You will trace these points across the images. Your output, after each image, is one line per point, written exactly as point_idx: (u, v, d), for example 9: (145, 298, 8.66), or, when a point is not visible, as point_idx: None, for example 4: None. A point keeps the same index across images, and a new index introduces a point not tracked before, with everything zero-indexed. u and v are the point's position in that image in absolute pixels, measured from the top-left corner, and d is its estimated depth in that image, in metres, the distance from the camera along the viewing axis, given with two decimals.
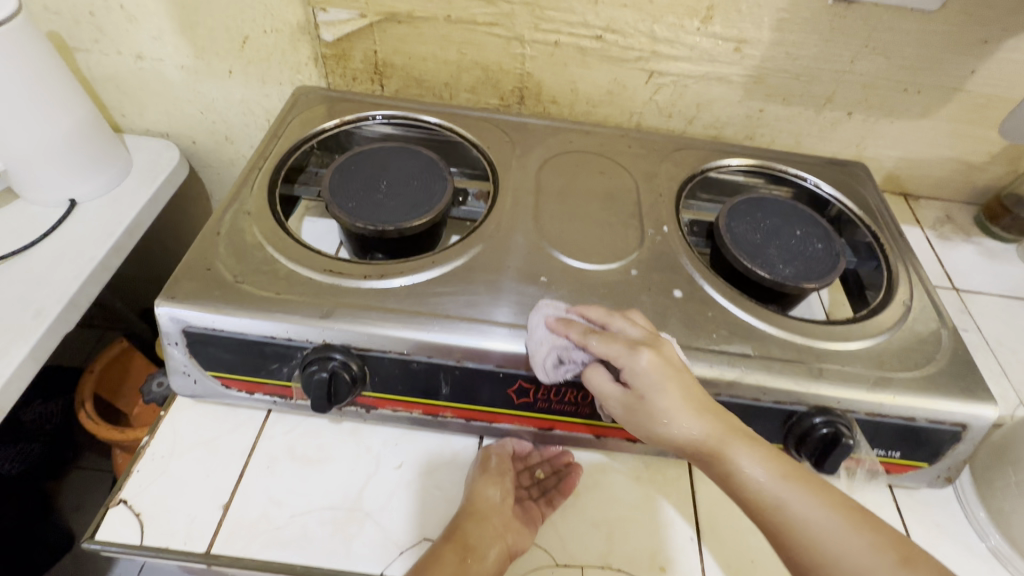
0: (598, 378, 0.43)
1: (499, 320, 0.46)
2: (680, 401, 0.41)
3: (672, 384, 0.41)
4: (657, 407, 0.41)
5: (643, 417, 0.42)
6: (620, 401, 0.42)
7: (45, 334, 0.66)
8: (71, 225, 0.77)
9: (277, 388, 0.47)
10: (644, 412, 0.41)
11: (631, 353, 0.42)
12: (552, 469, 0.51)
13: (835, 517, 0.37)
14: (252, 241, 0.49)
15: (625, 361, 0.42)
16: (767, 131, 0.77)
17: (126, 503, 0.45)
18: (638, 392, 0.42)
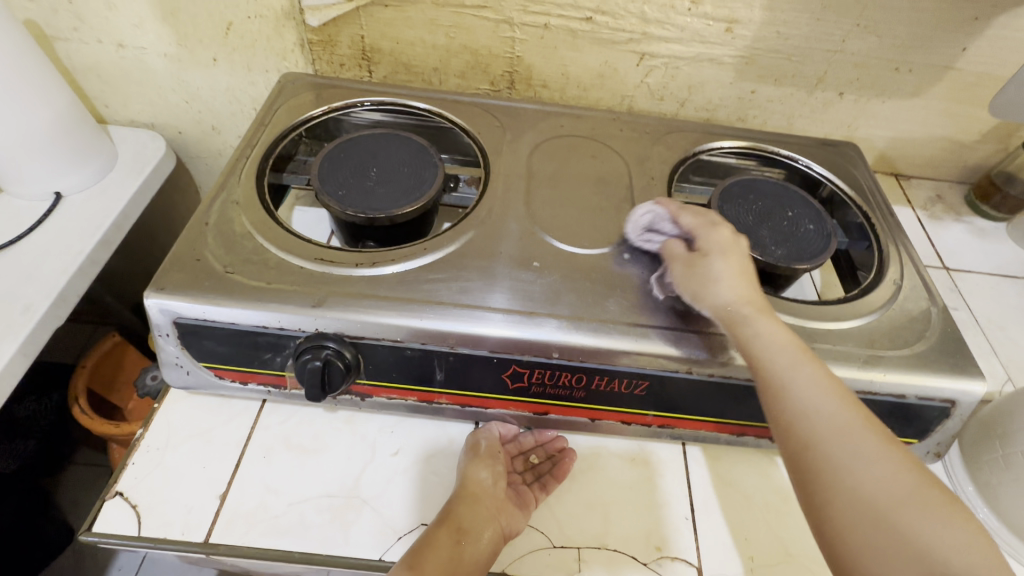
0: (671, 244, 0.48)
1: (493, 306, 0.46)
2: (733, 271, 0.45)
3: (733, 258, 0.46)
4: (712, 271, 0.45)
5: (696, 276, 0.46)
6: (683, 256, 0.47)
7: (34, 330, 0.65)
8: (57, 218, 0.75)
9: (271, 378, 0.47)
10: (701, 270, 0.46)
11: (709, 229, 0.47)
12: (546, 453, 0.51)
13: (830, 397, 0.39)
14: (241, 231, 0.49)
15: (704, 233, 0.47)
16: (759, 113, 0.77)
17: (122, 496, 0.45)
18: (702, 251, 0.47)
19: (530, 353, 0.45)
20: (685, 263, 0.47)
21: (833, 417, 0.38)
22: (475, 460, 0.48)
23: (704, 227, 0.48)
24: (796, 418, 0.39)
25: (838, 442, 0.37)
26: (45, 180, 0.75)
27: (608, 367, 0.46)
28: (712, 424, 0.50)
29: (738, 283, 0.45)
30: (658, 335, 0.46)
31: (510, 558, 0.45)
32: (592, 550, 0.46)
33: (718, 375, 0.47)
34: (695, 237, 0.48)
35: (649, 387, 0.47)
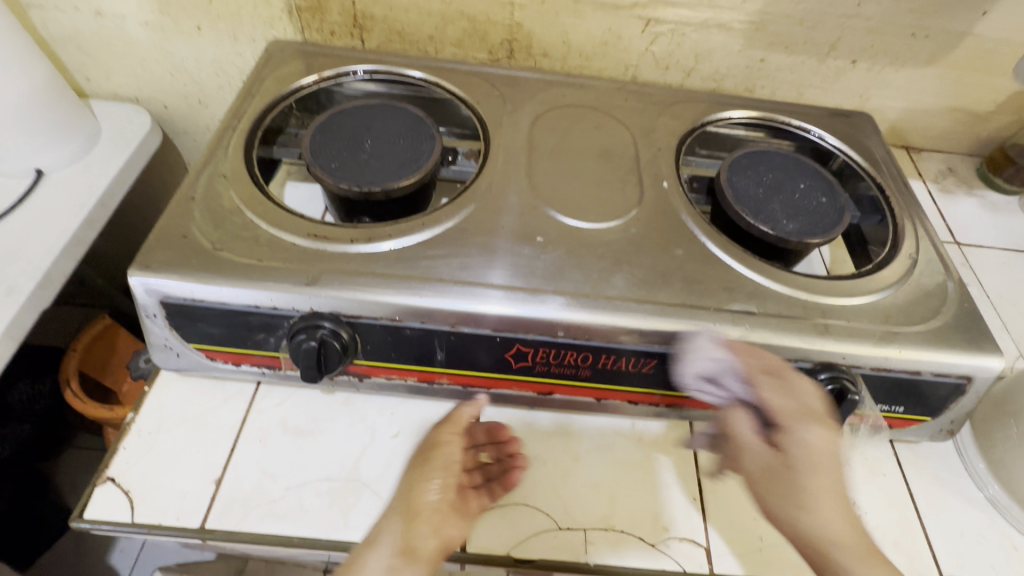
0: (743, 421, 0.45)
1: (497, 284, 0.44)
2: (829, 490, 0.41)
3: (824, 470, 0.41)
4: (800, 485, 0.41)
5: (778, 487, 0.42)
6: (764, 457, 0.43)
7: (19, 312, 0.63)
8: (39, 196, 0.72)
9: (265, 359, 0.45)
10: (786, 480, 0.42)
11: (801, 424, 0.42)
12: (496, 454, 0.48)
13: None
14: (229, 206, 0.46)
15: (797, 428, 0.42)
16: (768, 83, 0.74)
17: (114, 481, 0.44)
18: (789, 461, 0.42)
19: (535, 331, 0.44)
20: (767, 465, 0.43)
21: None
22: (426, 470, 0.43)
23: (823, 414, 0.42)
24: None
25: None
26: (25, 156, 0.72)
27: (615, 345, 0.44)
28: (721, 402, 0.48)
29: (823, 501, 0.41)
30: (667, 312, 0.45)
31: (515, 540, 0.44)
32: (599, 531, 0.45)
33: None
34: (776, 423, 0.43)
35: (658, 366, 0.46)
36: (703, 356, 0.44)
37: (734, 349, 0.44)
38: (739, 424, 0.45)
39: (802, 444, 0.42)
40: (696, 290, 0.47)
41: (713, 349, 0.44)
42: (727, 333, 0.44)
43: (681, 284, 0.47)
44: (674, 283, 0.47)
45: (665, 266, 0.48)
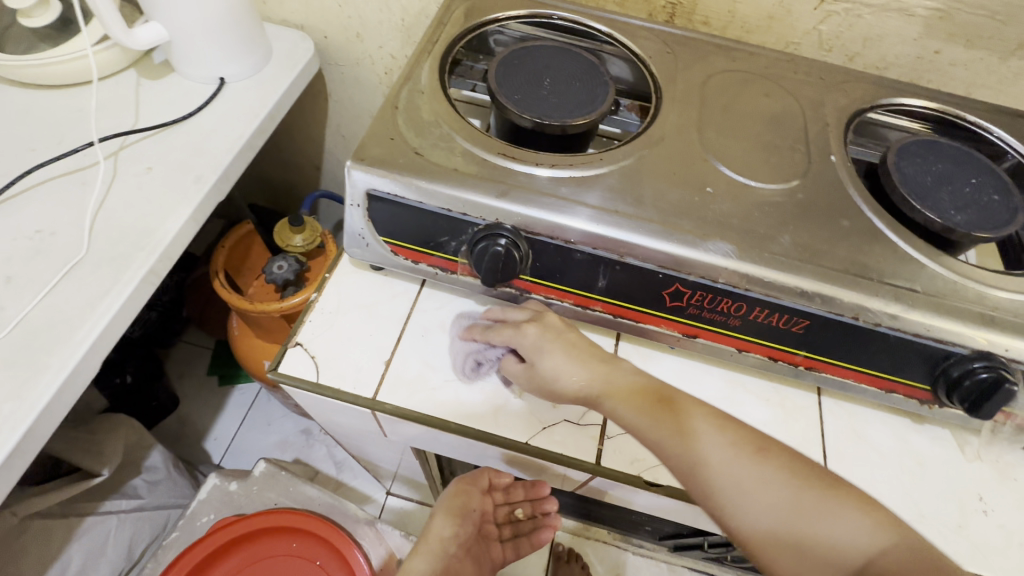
0: (512, 367, 0.49)
1: (590, 203, 0.47)
2: (561, 359, 0.46)
3: (554, 346, 0.47)
4: (546, 368, 0.47)
5: (541, 382, 0.47)
6: (520, 372, 0.48)
7: (204, 199, 0.71)
8: (221, 101, 0.80)
9: (442, 262, 0.50)
10: (539, 376, 0.47)
11: (519, 333, 0.48)
12: (530, 510, 0.74)
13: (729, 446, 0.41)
14: (428, 119, 0.51)
15: (516, 339, 0.48)
16: (936, 77, 0.71)
17: (302, 346, 0.50)
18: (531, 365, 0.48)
19: (697, 273, 0.46)
20: (532, 380, 0.48)
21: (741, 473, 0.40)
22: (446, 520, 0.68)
23: (513, 335, 0.48)
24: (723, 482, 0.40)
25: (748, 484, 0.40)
26: (213, 65, 0.80)
27: (774, 301, 0.46)
28: (862, 375, 0.49)
29: (559, 369, 0.46)
30: (831, 278, 0.46)
31: (645, 463, 0.48)
32: None
33: (887, 326, 0.45)
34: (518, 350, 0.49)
35: (808, 327, 0.47)
36: (457, 348, 0.51)
37: (472, 328, 0.52)
38: (513, 373, 0.49)
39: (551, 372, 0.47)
40: (859, 261, 0.47)
41: (464, 333, 0.52)
42: (887, 307, 0.45)
43: (844, 252, 0.48)
44: (837, 252, 0.48)
45: (831, 236, 0.49)
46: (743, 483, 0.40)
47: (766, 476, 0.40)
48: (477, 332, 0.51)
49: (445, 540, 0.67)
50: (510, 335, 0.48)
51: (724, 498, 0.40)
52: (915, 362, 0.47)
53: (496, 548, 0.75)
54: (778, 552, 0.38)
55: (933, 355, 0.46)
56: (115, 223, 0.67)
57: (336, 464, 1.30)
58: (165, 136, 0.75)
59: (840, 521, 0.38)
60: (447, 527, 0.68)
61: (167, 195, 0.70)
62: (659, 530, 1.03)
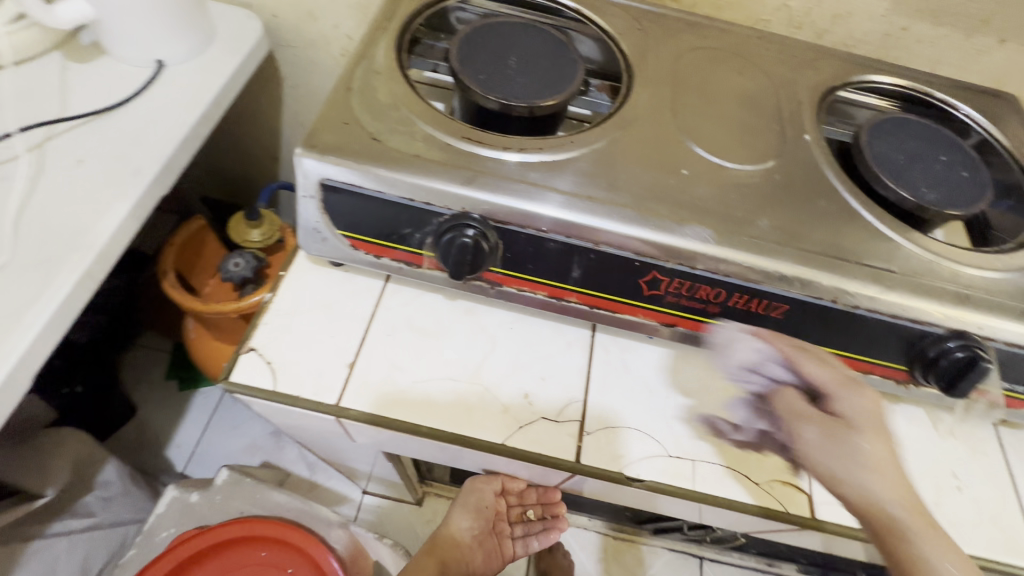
0: (792, 400, 0.45)
1: (562, 189, 0.44)
2: (876, 450, 0.43)
3: (866, 402, 0.44)
4: (860, 446, 0.43)
5: (846, 450, 0.43)
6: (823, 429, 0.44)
7: (145, 193, 0.65)
8: (160, 86, 0.74)
9: (406, 255, 0.47)
10: (846, 445, 0.43)
11: (842, 388, 0.45)
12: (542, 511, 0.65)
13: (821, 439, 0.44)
14: (385, 101, 0.47)
15: (845, 392, 0.44)
16: (902, 54, 0.71)
17: (256, 351, 0.46)
18: (848, 420, 0.44)
19: (675, 260, 0.44)
20: (828, 432, 0.44)
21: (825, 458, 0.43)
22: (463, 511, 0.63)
23: (848, 391, 0.44)
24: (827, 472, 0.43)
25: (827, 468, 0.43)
26: (149, 46, 0.73)
27: (752, 286, 0.45)
28: (841, 358, 0.48)
29: (872, 470, 0.42)
30: (810, 261, 0.44)
31: (626, 459, 0.46)
32: (704, 464, 0.47)
33: (864, 308, 0.45)
34: (826, 395, 0.45)
35: (787, 312, 0.46)
36: (740, 345, 0.47)
37: (773, 334, 0.46)
38: (789, 405, 0.45)
39: (848, 444, 0.43)
40: (836, 242, 0.46)
41: (753, 331, 0.47)
42: (865, 289, 0.44)
43: (822, 233, 0.47)
44: (815, 234, 0.46)
45: (808, 217, 0.47)
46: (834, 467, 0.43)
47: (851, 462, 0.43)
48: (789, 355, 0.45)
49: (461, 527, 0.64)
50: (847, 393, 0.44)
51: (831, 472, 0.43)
52: (892, 344, 0.47)
53: (509, 547, 0.67)
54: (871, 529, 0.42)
55: (909, 336, 0.46)
56: (43, 222, 0.60)
57: (308, 465, 1.26)
58: (98, 125, 0.69)
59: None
60: (463, 516, 0.63)
61: (102, 190, 0.64)
62: (639, 514, 1.03)
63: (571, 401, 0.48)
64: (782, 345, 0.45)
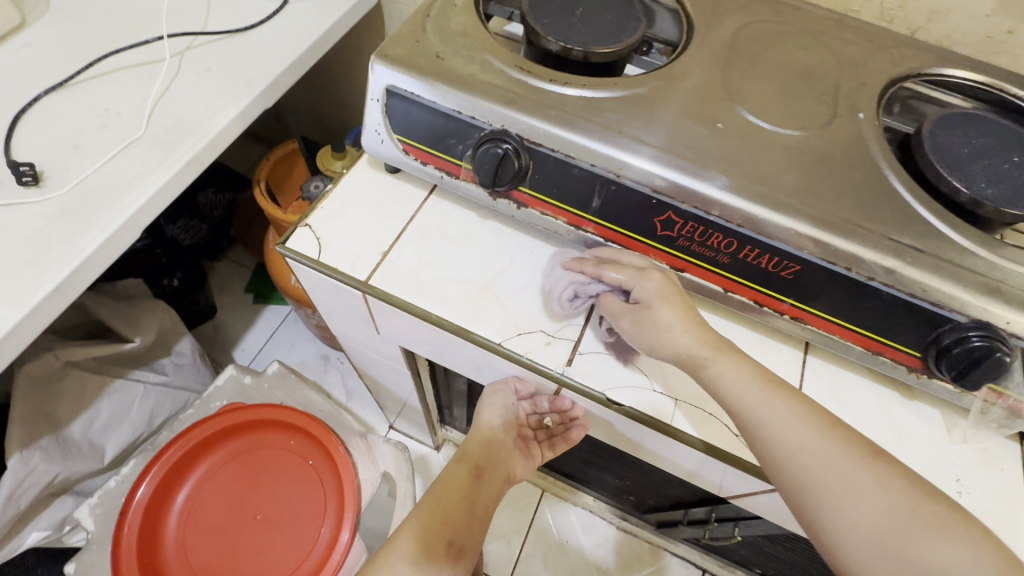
0: (611, 300, 0.49)
1: (651, 143, 0.47)
2: (678, 318, 0.46)
3: (672, 304, 0.46)
4: (660, 318, 0.46)
5: (649, 328, 0.47)
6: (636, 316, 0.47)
7: (252, 102, 0.76)
8: (281, 18, 0.85)
9: (447, 165, 0.52)
10: (648, 321, 0.46)
11: (639, 277, 0.47)
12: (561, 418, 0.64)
13: (873, 480, 0.39)
14: (455, 29, 0.53)
15: (636, 281, 0.47)
16: (1005, 60, 0.66)
17: (309, 228, 0.54)
18: (644, 305, 0.47)
19: (690, 203, 0.46)
20: (636, 317, 0.47)
21: (887, 502, 0.39)
22: (492, 410, 0.62)
23: (635, 277, 0.47)
24: (849, 513, 0.39)
25: (852, 498, 0.39)
26: None
27: (765, 240, 0.45)
28: (850, 334, 0.48)
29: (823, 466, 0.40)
30: (829, 224, 0.45)
31: (610, 384, 0.49)
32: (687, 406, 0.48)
33: (879, 282, 0.44)
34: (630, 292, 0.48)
35: (796, 273, 0.46)
36: (561, 275, 0.51)
37: (582, 262, 0.51)
38: (613, 302, 0.49)
39: (648, 298, 0.47)
40: (864, 213, 0.46)
41: (570, 264, 0.51)
42: (881, 261, 0.44)
43: (850, 204, 0.46)
44: (842, 202, 0.46)
45: (839, 185, 0.47)
46: (850, 485, 0.39)
47: (874, 479, 0.39)
48: (581, 267, 0.50)
49: (492, 429, 0.63)
50: (628, 274, 0.47)
51: (834, 499, 0.40)
52: (907, 326, 0.45)
53: (533, 448, 0.68)
54: (866, 552, 0.38)
55: (926, 319, 0.44)
56: (172, 112, 0.73)
57: (348, 392, 1.37)
58: (228, 43, 0.81)
59: (940, 543, 0.37)
60: (492, 415, 0.63)
61: (220, 94, 0.75)
62: (643, 503, 1.03)
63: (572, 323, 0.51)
64: (606, 251, 0.51)
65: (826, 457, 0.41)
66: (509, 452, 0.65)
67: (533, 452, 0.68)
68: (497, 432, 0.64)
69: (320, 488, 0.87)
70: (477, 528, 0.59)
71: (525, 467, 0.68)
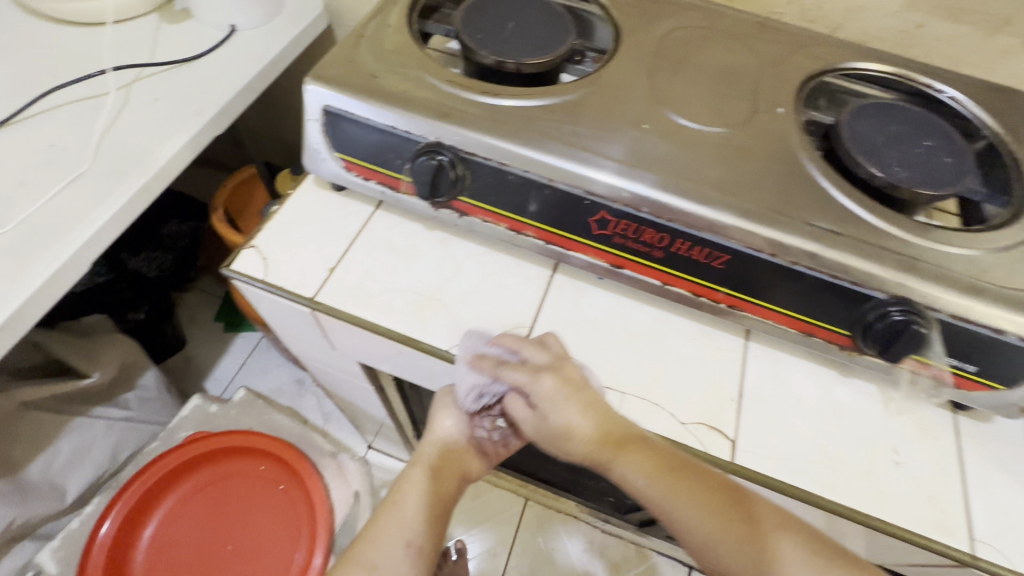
0: (514, 405, 0.53)
1: (615, 157, 0.49)
2: (574, 415, 0.47)
3: (569, 401, 0.47)
4: (554, 422, 0.48)
5: (546, 434, 0.50)
6: (533, 421, 0.51)
7: (201, 130, 0.76)
8: (229, 47, 0.86)
9: (388, 179, 0.54)
10: (545, 429, 0.50)
11: (535, 380, 0.48)
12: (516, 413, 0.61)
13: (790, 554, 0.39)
14: (390, 48, 0.55)
15: (530, 385, 0.48)
16: (920, 52, 0.70)
17: (256, 249, 0.54)
18: (541, 410, 0.49)
19: (622, 201, 0.48)
20: (535, 422, 0.51)
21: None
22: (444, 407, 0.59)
23: (530, 382, 0.48)
24: None
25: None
26: (224, 12, 0.85)
27: (693, 233, 0.47)
28: (783, 318, 0.50)
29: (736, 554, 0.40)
30: (752, 214, 0.47)
31: None
32: (634, 398, 0.50)
33: (803, 265, 0.46)
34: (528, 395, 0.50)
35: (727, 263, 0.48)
36: (466, 374, 0.51)
37: (483, 360, 0.49)
38: (516, 406, 0.53)
39: (548, 399, 0.48)
40: (785, 201, 0.48)
41: (473, 362, 0.50)
42: (803, 245, 0.46)
43: (772, 193, 0.48)
44: (765, 192, 0.48)
45: (761, 176, 0.50)
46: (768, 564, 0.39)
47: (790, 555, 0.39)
48: (484, 367, 0.49)
49: (445, 429, 0.60)
50: (526, 377, 0.48)
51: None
52: (834, 306, 0.48)
53: (492, 447, 0.64)
54: None
55: (850, 298, 0.47)
56: (120, 144, 0.73)
57: (324, 415, 1.36)
58: (176, 73, 0.81)
59: None
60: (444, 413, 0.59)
61: (168, 123, 0.76)
62: (623, 503, 1.04)
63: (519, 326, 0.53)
64: (506, 341, 0.49)
65: (734, 555, 0.40)
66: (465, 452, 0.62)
67: (492, 451, 0.64)
68: (452, 432, 0.60)
69: (294, 512, 0.86)
70: (434, 530, 0.54)
71: (484, 467, 0.64)
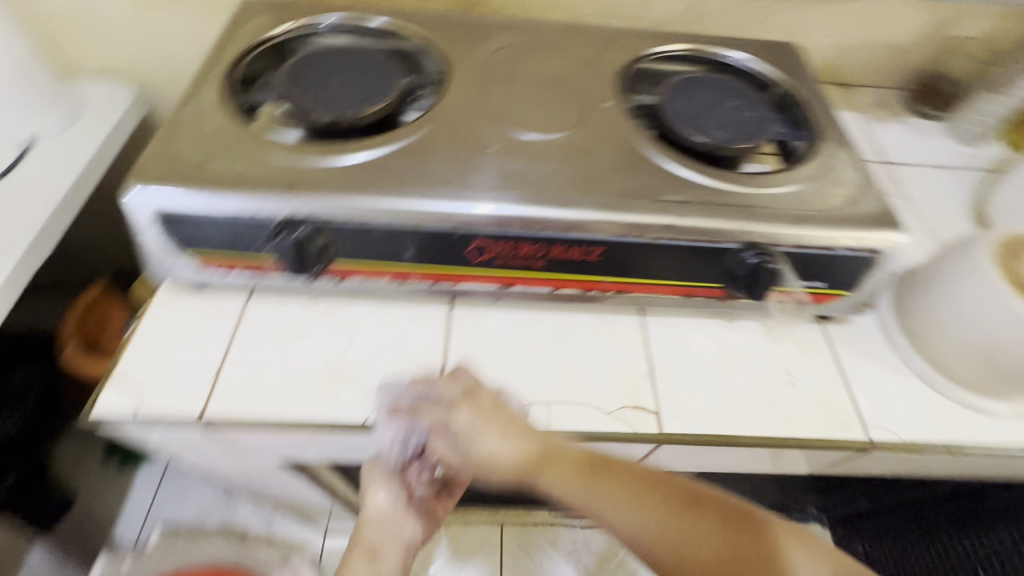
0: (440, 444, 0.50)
1: (485, 186, 0.50)
2: (496, 441, 0.44)
3: (487, 427, 0.45)
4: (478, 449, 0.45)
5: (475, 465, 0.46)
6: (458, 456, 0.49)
7: (15, 265, 0.66)
8: (25, 165, 0.75)
9: (251, 265, 0.50)
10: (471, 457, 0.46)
11: (448, 413, 0.46)
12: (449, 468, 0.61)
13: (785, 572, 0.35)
14: (212, 131, 0.52)
15: (446, 419, 0.47)
16: (707, 25, 0.79)
17: (119, 380, 0.48)
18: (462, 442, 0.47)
19: (492, 225, 0.49)
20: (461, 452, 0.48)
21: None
22: (375, 487, 0.58)
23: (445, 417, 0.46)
24: None
25: None
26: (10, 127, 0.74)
27: (564, 236, 0.50)
28: (666, 288, 0.54)
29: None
30: (610, 205, 0.50)
31: None
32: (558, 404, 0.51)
33: (666, 238, 0.50)
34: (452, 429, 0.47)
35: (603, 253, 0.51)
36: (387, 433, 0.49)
37: (399, 414, 0.48)
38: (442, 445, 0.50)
39: (469, 427, 0.45)
40: (633, 184, 0.52)
41: (391, 418, 0.48)
42: (659, 220, 0.50)
43: (621, 181, 0.52)
44: (615, 182, 0.52)
45: (608, 167, 0.53)
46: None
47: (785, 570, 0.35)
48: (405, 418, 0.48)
49: (381, 507, 0.59)
50: (441, 413, 0.47)
51: None
52: (702, 266, 0.53)
53: (435, 504, 0.64)
54: None
55: (712, 255, 0.52)
56: None
57: (265, 519, 1.24)
58: None
59: None
60: (377, 492, 0.58)
61: None
62: None
63: (431, 370, 0.52)
64: (414, 386, 0.48)
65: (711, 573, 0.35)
66: (407, 520, 0.61)
67: (435, 508, 0.64)
68: (388, 507, 0.59)
69: None
70: None
71: (431, 527, 0.64)
